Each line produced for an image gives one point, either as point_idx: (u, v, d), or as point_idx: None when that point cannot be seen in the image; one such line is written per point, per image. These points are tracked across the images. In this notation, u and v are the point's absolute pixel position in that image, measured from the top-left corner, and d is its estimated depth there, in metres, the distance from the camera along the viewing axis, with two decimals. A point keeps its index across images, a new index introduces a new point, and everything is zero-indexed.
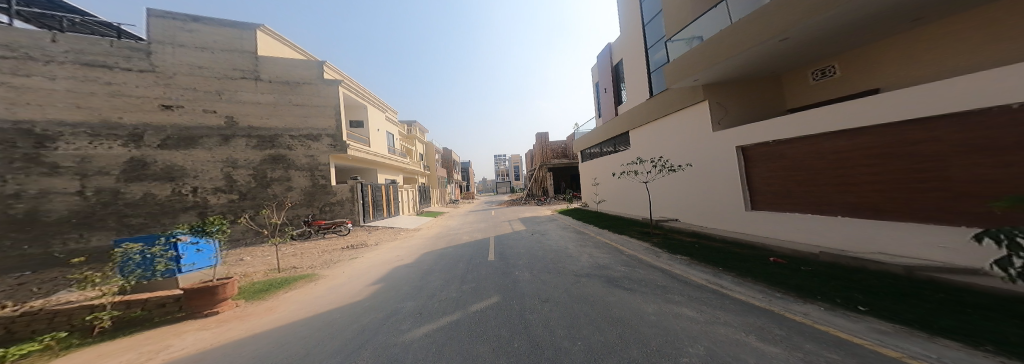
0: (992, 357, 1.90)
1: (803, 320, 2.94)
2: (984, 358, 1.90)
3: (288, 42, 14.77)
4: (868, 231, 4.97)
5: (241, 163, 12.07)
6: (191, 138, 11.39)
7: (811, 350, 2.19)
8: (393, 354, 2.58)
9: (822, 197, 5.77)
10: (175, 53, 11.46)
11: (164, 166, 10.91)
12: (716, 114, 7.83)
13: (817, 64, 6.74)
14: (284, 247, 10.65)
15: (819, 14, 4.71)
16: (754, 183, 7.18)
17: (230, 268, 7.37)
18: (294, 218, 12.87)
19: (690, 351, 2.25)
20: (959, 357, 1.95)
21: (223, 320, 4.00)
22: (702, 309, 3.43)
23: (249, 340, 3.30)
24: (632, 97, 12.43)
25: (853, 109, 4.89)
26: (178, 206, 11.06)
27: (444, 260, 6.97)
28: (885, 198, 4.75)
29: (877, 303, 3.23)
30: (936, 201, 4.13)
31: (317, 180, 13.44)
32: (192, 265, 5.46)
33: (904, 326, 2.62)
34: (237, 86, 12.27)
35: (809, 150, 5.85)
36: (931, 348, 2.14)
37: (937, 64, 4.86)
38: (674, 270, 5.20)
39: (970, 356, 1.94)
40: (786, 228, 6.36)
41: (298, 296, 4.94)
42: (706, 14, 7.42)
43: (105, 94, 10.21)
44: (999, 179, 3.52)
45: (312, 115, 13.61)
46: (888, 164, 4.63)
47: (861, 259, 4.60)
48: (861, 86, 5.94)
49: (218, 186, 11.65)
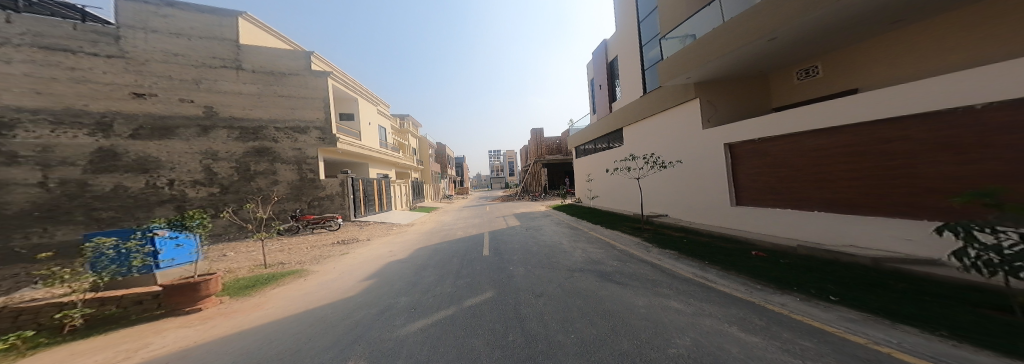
0: (947, 341, 2.08)
1: (780, 310, 3.12)
2: (940, 342, 2.09)
3: (272, 31, 14.10)
4: (842, 225, 5.31)
5: (222, 155, 11.56)
6: (167, 128, 10.80)
7: (787, 338, 2.33)
8: (387, 349, 2.56)
9: (802, 193, 6.09)
10: (148, 39, 10.75)
11: (137, 157, 10.30)
12: (706, 112, 8.07)
13: (802, 65, 7.08)
14: (269, 242, 10.30)
15: (805, 15, 4.94)
16: (739, 179, 7.47)
17: (213, 264, 7.05)
18: (280, 213, 12.47)
19: (678, 343, 2.33)
20: (918, 342, 2.13)
21: (207, 318, 3.85)
22: (689, 302, 3.56)
23: (236, 337, 3.20)
24: (626, 93, 12.70)
25: (834, 109, 5.15)
26: (153, 199, 10.48)
27: (438, 255, 6.91)
28: (856, 193, 5.10)
29: (848, 293, 3.44)
30: (904, 195, 4.45)
31: (304, 173, 13.06)
32: (171, 260, 5.16)
33: (871, 314, 2.81)
34: (217, 75, 11.66)
35: (791, 148, 6.15)
36: (894, 334, 2.32)
37: (912, 67, 5.22)
38: (663, 265, 5.38)
39: (928, 341, 2.12)
40: (770, 223, 6.67)
41: (286, 292, 4.79)
42: (699, 13, 7.63)
43: (68, 80, 9.38)
44: (961, 177, 3.82)
45: (299, 106, 13.13)
46: (861, 162, 4.95)
47: (833, 252, 4.92)
48: (843, 86, 6.29)
49: (197, 179, 11.16)
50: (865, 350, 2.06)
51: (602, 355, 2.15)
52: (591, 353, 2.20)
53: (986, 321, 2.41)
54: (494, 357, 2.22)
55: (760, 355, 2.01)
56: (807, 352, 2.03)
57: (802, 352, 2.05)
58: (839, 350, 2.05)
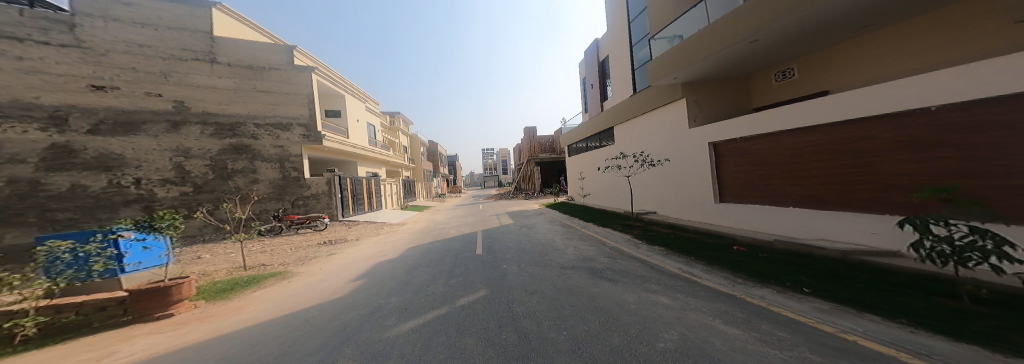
0: (905, 328, 2.27)
1: (760, 302, 3.28)
2: (900, 329, 2.27)
3: (250, 23, 13.39)
4: (815, 219, 5.67)
5: (195, 153, 10.86)
6: (132, 124, 10.01)
7: (765, 330, 2.46)
8: (377, 351, 2.49)
9: (779, 189, 6.46)
10: (108, 29, 9.90)
11: (97, 154, 9.45)
12: (692, 112, 8.41)
13: (779, 67, 7.53)
14: (249, 244, 9.73)
15: (784, 18, 5.27)
16: (723, 176, 7.83)
17: (186, 267, 6.57)
18: (261, 213, 11.87)
19: (666, 337, 2.41)
20: (881, 329, 2.31)
21: (181, 323, 3.58)
22: (676, 296, 3.69)
23: (213, 343, 2.99)
24: (617, 92, 13.02)
25: (808, 108, 5.50)
26: (118, 199, 9.69)
27: (431, 254, 6.78)
28: (828, 189, 5.47)
29: (820, 285, 3.68)
30: (868, 191, 4.82)
31: (287, 172, 12.46)
32: (137, 264, 4.77)
33: (840, 304, 3.02)
34: (188, 68, 10.96)
35: (770, 146, 6.51)
36: (860, 322, 2.50)
37: (877, 70, 5.68)
38: (652, 261, 5.54)
39: (890, 328, 2.30)
40: (751, 218, 7.02)
41: (269, 295, 4.54)
42: (686, 14, 7.96)
43: (14, 71, 8.65)
44: (919, 173, 4.19)
45: (281, 102, 12.55)
46: (833, 160, 5.31)
47: (807, 246, 5.24)
48: (815, 88, 6.77)
49: (167, 177, 10.41)
50: (834, 338, 2.21)
51: (593, 352, 2.17)
52: (584, 349, 2.23)
53: (938, 308, 2.65)
54: (487, 356, 2.21)
55: (742, 347, 2.11)
56: (784, 342, 2.15)
57: (780, 342, 2.17)
58: (812, 340, 2.18)
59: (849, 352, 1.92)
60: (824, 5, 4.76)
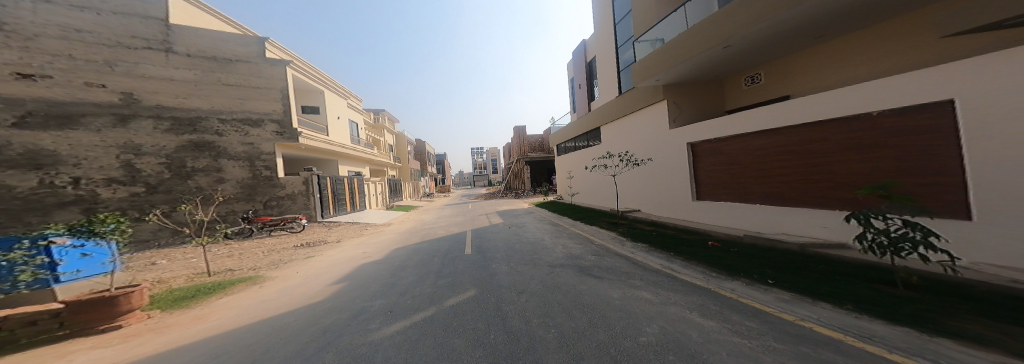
0: (852, 314, 2.54)
1: (731, 295, 3.51)
2: (849, 315, 2.53)
3: (215, 12, 12.31)
4: (778, 216, 6.19)
5: (147, 150, 9.78)
6: (68, 116, 8.79)
7: (737, 321, 2.63)
8: (360, 355, 2.37)
9: (748, 188, 7.00)
10: (38, 11, 8.69)
11: (24, 151, 8.29)
12: (672, 113, 8.92)
13: (749, 72, 8.21)
14: (214, 247, 8.88)
15: (755, 25, 5.79)
16: (699, 175, 8.35)
17: (137, 274, 5.86)
18: (227, 214, 10.89)
19: (648, 331, 2.51)
20: (832, 316, 2.56)
21: (130, 335, 3.16)
22: (657, 292, 3.86)
23: (169, 357, 2.67)
24: (604, 93, 13.57)
25: (775, 111, 6.04)
26: (52, 200, 8.49)
27: (419, 255, 6.56)
28: (789, 187, 6.00)
29: (781, 276, 4.02)
30: (823, 189, 5.36)
31: (258, 171, 11.52)
32: (76, 273, 4.12)
33: (798, 293, 3.32)
34: (138, 57, 9.88)
35: (740, 147, 7.05)
36: (815, 310, 2.76)
37: (831, 76, 6.40)
38: (636, 257, 5.75)
39: (839, 315, 2.57)
40: (724, 214, 7.54)
41: (237, 302, 4.15)
42: (668, 18, 8.47)
43: None
44: (864, 172, 4.74)
45: (250, 97, 11.63)
46: (795, 159, 5.85)
47: (771, 240, 5.72)
48: (779, 92, 7.47)
49: (113, 177, 9.26)
50: (794, 326, 2.42)
51: (580, 348, 2.22)
52: (571, 346, 2.27)
53: (877, 294, 2.99)
54: (475, 355, 2.19)
55: (716, 338, 2.24)
56: (753, 332, 2.31)
57: (748, 331, 2.34)
58: (776, 328, 2.37)
59: (808, 338, 2.11)
60: (789, 14, 5.30)
